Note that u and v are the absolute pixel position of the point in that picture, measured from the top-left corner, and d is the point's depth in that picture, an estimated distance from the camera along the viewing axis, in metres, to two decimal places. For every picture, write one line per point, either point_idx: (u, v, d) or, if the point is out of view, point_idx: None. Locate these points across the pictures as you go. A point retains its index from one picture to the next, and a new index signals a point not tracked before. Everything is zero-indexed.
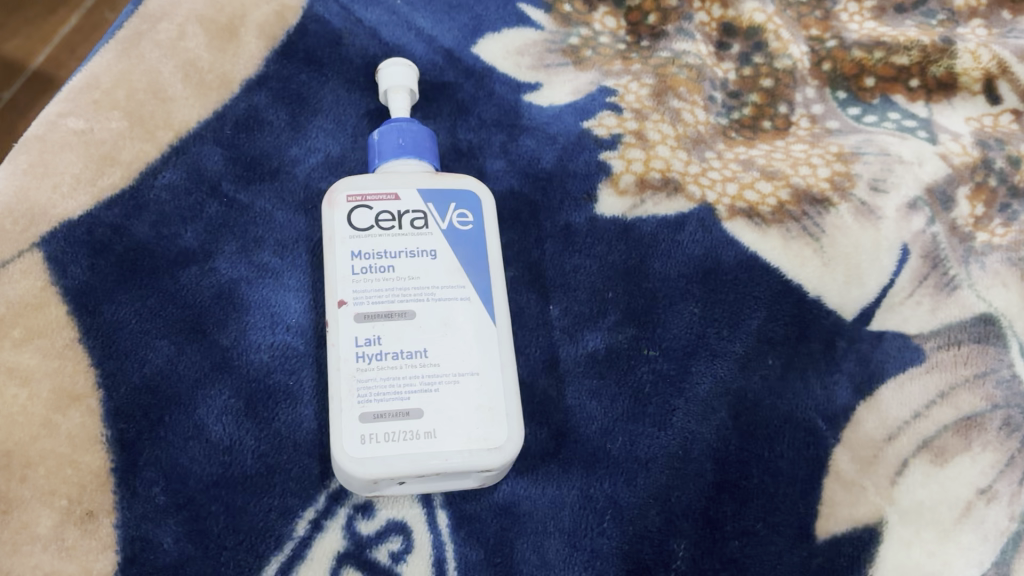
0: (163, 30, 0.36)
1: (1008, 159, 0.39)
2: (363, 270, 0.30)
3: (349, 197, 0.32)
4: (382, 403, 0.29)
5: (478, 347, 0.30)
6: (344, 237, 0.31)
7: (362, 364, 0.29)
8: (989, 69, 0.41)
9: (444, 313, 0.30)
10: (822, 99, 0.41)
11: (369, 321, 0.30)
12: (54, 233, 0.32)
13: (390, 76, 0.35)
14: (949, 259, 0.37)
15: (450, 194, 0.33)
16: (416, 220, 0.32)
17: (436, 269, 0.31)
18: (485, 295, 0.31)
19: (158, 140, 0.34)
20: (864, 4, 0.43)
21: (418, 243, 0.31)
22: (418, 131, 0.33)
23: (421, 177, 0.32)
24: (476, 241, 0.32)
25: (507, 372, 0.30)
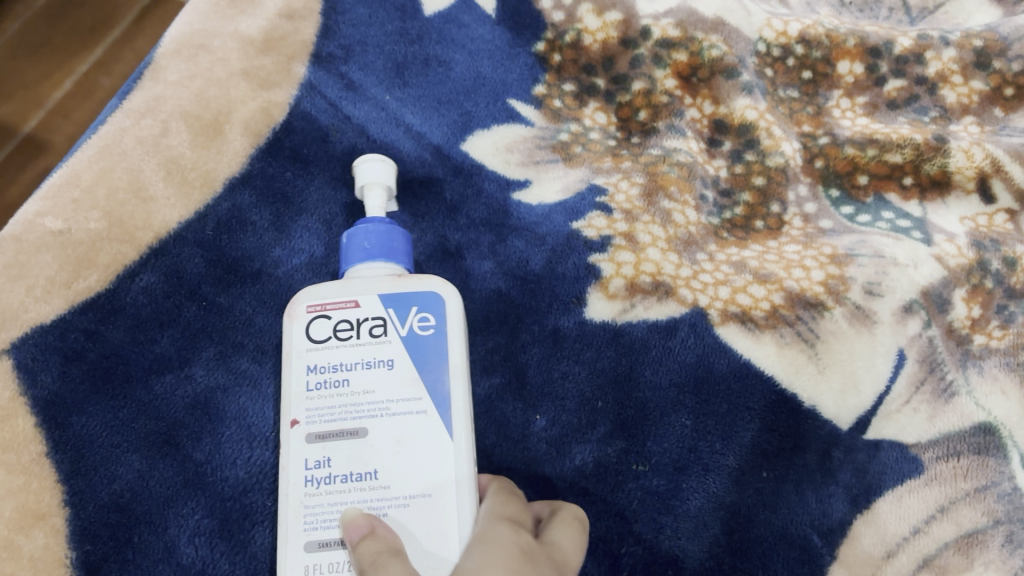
0: (146, 127, 0.36)
1: (1004, 261, 0.39)
2: (316, 386, 0.28)
3: (309, 307, 0.30)
4: (327, 532, 0.27)
5: (433, 469, 0.27)
6: (301, 351, 0.29)
7: (310, 489, 0.27)
8: (983, 168, 0.41)
9: (397, 430, 0.28)
10: (815, 197, 0.40)
11: (320, 442, 0.28)
12: (25, 339, 0.31)
13: (370, 170, 0.34)
14: (946, 363, 0.36)
15: (413, 294, 0.30)
16: (375, 328, 0.29)
17: (390, 380, 0.28)
18: (443, 407, 0.28)
19: (137, 241, 0.34)
20: (857, 100, 0.42)
21: (374, 351, 0.29)
22: (387, 232, 0.31)
23: (383, 282, 0.30)
24: (438, 344, 0.29)
25: (465, 494, 0.27)
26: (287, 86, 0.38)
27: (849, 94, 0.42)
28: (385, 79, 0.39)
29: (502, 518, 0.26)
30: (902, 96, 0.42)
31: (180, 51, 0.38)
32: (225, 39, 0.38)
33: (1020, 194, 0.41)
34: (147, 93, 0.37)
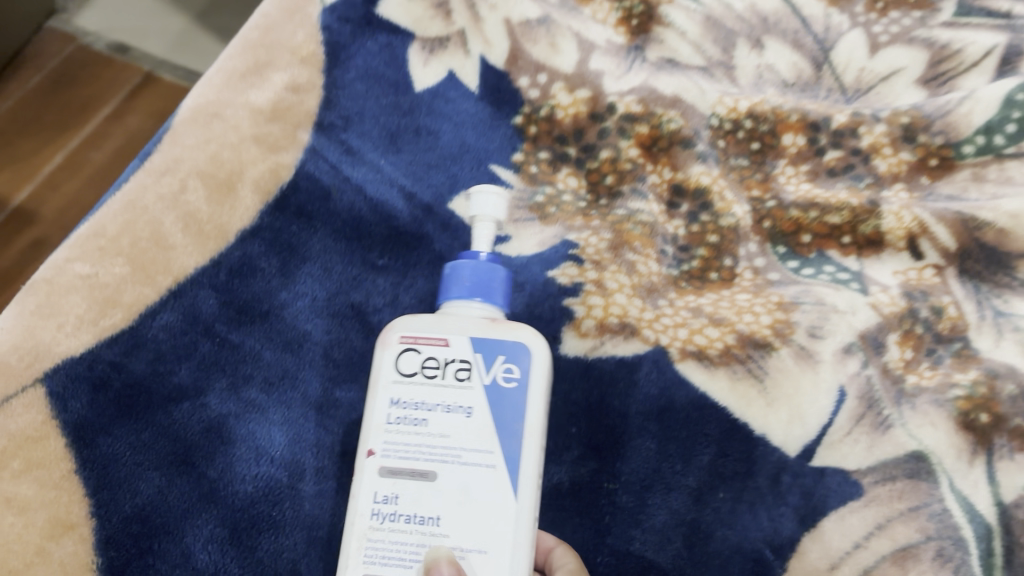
0: (166, 185, 0.40)
1: (932, 309, 0.43)
2: (397, 420, 0.31)
3: (403, 338, 0.33)
4: (384, 568, 0.30)
5: (494, 527, 0.30)
6: (388, 381, 0.32)
7: (376, 523, 0.31)
8: (911, 229, 0.45)
9: (466, 481, 0.31)
10: (764, 253, 0.45)
11: (392, 477, 0.31)
12: (57, 369, 0.34)
13: (481, 203, 0.36)
14: (882, 399, 0.40)
15: (500, 342, 0.32)
16: (460, 372, 0.32)
17: (469, 429, 0.31)
18: (512, 464, 0.31)
19: (157, 284, 0.37)
20: (800, 167, 0.47)
21: (457, 396, 0.31)
22: (488, 272, 0.34)
23: (476, 326, 0.33)
24: (517, 399, 0.32)
25: (518, 555, 0.30)
26: (294, 150, 0.42)
27: (793, 162, 0.47)
28: (381, 145, 0.44)
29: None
30: (840, 165, 0.47)
31: (196, 118, 0.42)
32: (236, 108, 0.43)
33: (945, 252, 0.44)
34: (166, 155, 0.41)
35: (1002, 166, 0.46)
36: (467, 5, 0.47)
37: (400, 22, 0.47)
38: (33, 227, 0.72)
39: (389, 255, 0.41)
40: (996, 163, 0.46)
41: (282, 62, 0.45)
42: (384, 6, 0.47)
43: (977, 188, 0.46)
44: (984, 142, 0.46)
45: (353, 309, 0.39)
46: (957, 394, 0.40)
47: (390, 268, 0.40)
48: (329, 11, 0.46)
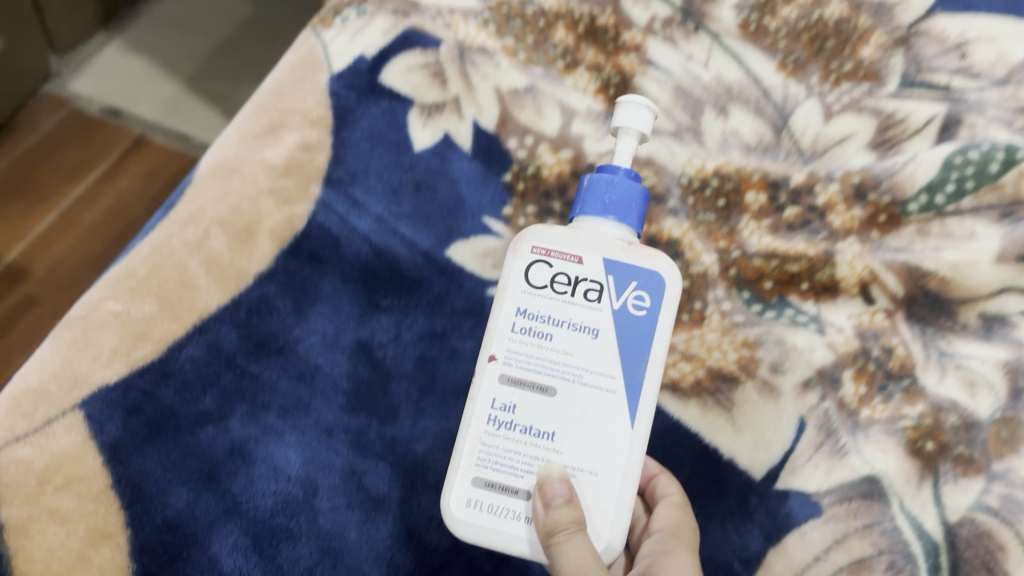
0: (190, 232, 0.44)
1: (883, 349, 0.47)
2: (522, 330, 0.36)
3: (535, 248, 0.37)
4: (495, 473, 0.36)
5: (606, 449, 0.35)
6: (517, 291, 0.37)
7: (492, 428, 0.36)
8: (863, 277, 0.49)
9: (587, 401, 0.36)
10: (730, 297, 0.50)
11: (512, 386, 0.36)
12: (93, 395, 0.38)
13: (626, 116, 0.38)
14: (839, 429, 0.45)
15: (633, 269, 0.36)
16: (591, 293, 0.36)
17: (593, 352, 0.36)
18: (630, 393, 0.36)
19: (183, 320, 0.41)
20: (762, 222, 0.51)
21: (586, 318, 0.36)
22: (628, 192, 0.36)
23: (612, 248, 0.36)
24: (643, 326, 0.36)
25: (626, 476, 0.35)
26: (306, 202, 0.47)
27: (756, 216, 0.51)
28: (384, 199, 0.48)
29: (683, 510, 0.42)
30: (798, 220, 0.51)
31: (217, 174, 0.47)
32: (253, 164, 0.47)
33: (894, 297, 0.49)
34: (190, 206, 0.45)
35: (943, 223, 0.49)
36: (461, 74, 0.52)
37: (400, 90, 0.52)
38: (25, 283, 0.82)
39: (391, 296, 0.44)
40: (938, 219, 0.49)
41: (294, 124, 0.49)
42: (387, 74, 0.52)
43: (922, 241, 0.49)
44: (927, 200, 0.50)
45: (360, 344, 0.43)
46: (906, 424, 0.45)
47: (392, 308, 0.44)
48: (335, 78, 0.51)
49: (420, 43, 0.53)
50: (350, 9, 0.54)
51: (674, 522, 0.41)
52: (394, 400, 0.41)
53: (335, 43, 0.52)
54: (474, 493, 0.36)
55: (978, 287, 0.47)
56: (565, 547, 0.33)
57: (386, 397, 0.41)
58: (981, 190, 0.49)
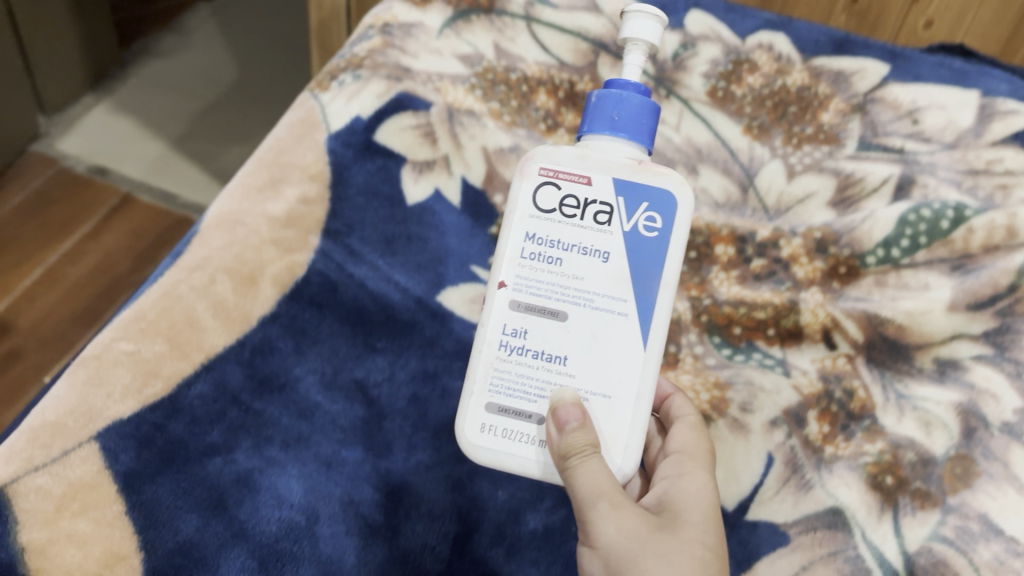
0: (197, 278, 0.47)
1: (845, 391, 0.50)
2: (532, 256, 0.39)
3: (543, 171, 0.39)
4: (509, 397, 0.39)
5: (618, 372, 0.38)
6: (525, 216, 0.39)
7: (504, 354, 0.39)
8: (825, 323, 0.53)
9: (599, 325, 0.38)
10: (702, 342, 0.53)
11: (523, 312, 0.39)
12: (107, 429, 0.40)
13: (632, 30, 0.39)
14: (805, 464, 0.47)
15: (644, 190, 0.38)
16: (600, 216, 0.38)
17: (603, 276, 0.38)
18: (641, 315, 0.38)
19: (192, 359, 0.44)
20: (731, 272, 0.55)
21: (597, 243, 0.38)
22: (636, 108, 0.37)
23: (622, 167, 0.38)
24: (653, 247, 0.38)
25: (638, 399, 0.38)
26: (306, 251, 0.50)
27: (725, 267, 0.55)
28: (379, 249, 0.51)
29: (699, 433, 0.42)
30: (764, 271, 0.55)
31: (222, 224, 0.50)
32: (256, 216, 0.50)
33: (855, 342, 0.52)
34: (197, 255, 0.48)
35: (899, 274, 0.54)
36: (450, 134, 0.56)
37: (394, 148, 0.55)
38: None
39: (386, 338, 0.48)
40: (894, 271, 0.54)
41: (294, 179, 0.53)
42: (381, 134, 0.56)
43: (879, 291, 0.54)
44: (884, 254, 0.54)
45: (357, 384, 0.45)
46: (867, 460, 0.47)
47: (386, 349, 0.47)
48: (333, 137, 0.55)
49: (412, 106, 0.57)
50: (346, 74, 0.59)
51: (690, 443, 0.41)
52: (390, 435, 0.44)
53: (333, 104, 0.57)
54: (490, 418, 0.39)
55: (932, 332, 0.52)
56: (579, 471, 0.35)
57: (381, 432, 0.44)
58: (933, 245, 0.54)
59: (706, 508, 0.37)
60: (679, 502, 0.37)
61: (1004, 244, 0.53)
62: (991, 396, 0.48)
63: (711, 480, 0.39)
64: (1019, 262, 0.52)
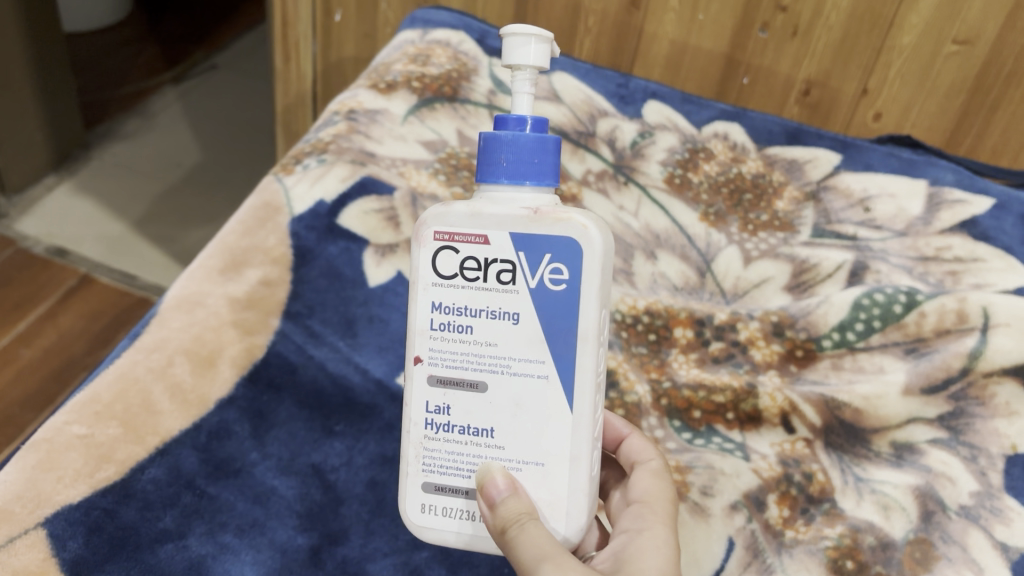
0: (155, 359, 0.47)
1: (804, 474, 0.49)
2: (441, 327, 0.36)
3: (437, 232, 0.35)
4: (443, 476, 0.37)
5: (547, 439, 0.35)
6: (428, 283, 0.36)
7: (431, 432, 0.37)
8: (783, 407, 0.52)
9: (520, 392, 0.35)
10: (663, 425, 0.52)
11: (441, 385, 0.36)
12: (56, 514, 0.39)
13: (518, 55, 0.34)
14: (766, 550, 0.45)
15: (545, 240, 0.34)
16: (504, 275, 0.35)
17: (517, 339, 0.35)
18: (563, 376, 0.35)
19: (146, 443, 0.43)
20: (690, 355, 0.56)
21: (504, 305, 0.35)
22: (524, 151, 0.34)
23: (516, 221, 0.34)
24: (565, 301, 0.35)
25: (572, 465, 0.35)
26: (266, 333, 0.50)
27: (683, 351, 0.56)
28: (340, 331, 0.52)
29: (663, 481, 0.40)
30: (723, 354, 0.56)
31: (181, 306, 0.50)
32: (216, 298, 0.50)
33: (813, 426, 0.52)
34: (156, 336, 0.48)
35: (855, 358, 0.55)
36: (414, 218, 0.57)
37: (357, 231, 0.56)
38: None
39: (344, 423, 0.47)
40: (850, 354, 0.55)
41: (256, 261, 0.53)
42: (344, 217, 0.56)
43: (836, 373, 0.55)
44: (839, 337, 0.56)
45: (314, 468, 0.45)
46: (827, 544, 0.45)
47: (344, 433, 0.47)
48: (296, 220, 0.55)
49: (376, 190, 0.58)
50: (311, 158, 0.60)
51: (652, 492, 0.39)
52: (346, 520, 0.43)
53: (297, 187, 0.57)
54: (427, 498, 0.37)
55: (888, 416, 0.52)
56: (520, 539, 0.33)
57: (337, 518, 0.43)
58: (887, 328, 0.55)
59: (666, 565, 0.34)
60: (635, 562, 0.34)
61: (955, 328, 0.54)
62: (948, 479, 0.49)
63: (673, 538, 0.36)
64: (970, 345, 0.53)
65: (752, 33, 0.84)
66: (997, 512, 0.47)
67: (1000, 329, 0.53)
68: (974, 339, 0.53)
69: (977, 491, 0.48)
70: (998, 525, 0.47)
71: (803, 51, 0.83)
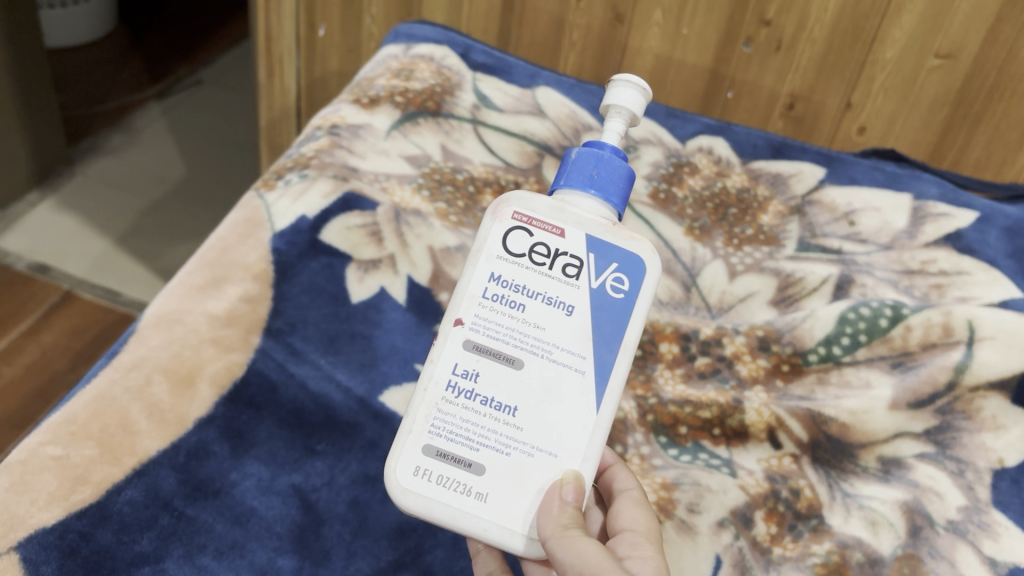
0: (132, 378, 0.46)
1: (791, 490, 0.49)
2: (492, 298, 0.38)
3: (517, 213, 0.38)
4: (448, 444, 0.37)
5: (565, 433, 0.38)
6: (491, 256, 0.38)
7: (450, 396, 0.37)
8: (770, 421, 0.52)
9: (554, 379, 0.38)
10: (648, 442, 0.51)
11: (476, 352, 0.38)
12: (30, 538, 0.38)
13: (618, 99, 0.40)
14: (753, 567, 0.45)
15: (616, 250, 0.38)
16: (570, 268, 0.38)
17: (565, 328, 0.38)
18: (599, 376, 0.38)
19: (123, 463, 0.42)
20: (676, 370, 0.55)
21: (563, 294, 0.38)
22: (615, 170, 0.39)
23: (596, 225, 0.38)
24: (619, 308, 0.38)
25: (584, 464, 0.37)
26: (245, 351, 0.49)
27: (669, 366, 0.55)
28: (321, 348, 0.51)
29: (646, 510, 0.40)
30: (709, 369, 0.55)
31: (160, 324, 0.49)
32: (195, 315, 0.50)
33: (800, 441, 0.51)
34: (134, 355, 0.47)
35: (841, 372, 0.54)
36: (396, 234, 0.57)
37: (339, 248, 0.55)
38: None
39: (326, 441, 0.46)
40: (836, 369, 0.55)
41: (236, 278, 0.52)
42: (326, 233, 0.56)
43: (822, 389, 0.54)
44: (825, 352, 0.55)
45: (295, 488, 0.44)
46: (815, 561, 0.45)
47: (326, 452, 0.46)
48: (277, 236, 0.55)
49: (358, 206, 0.57)
50: (293, 174, 0.59)
51: (641, 522, 0.39)
52: (327, 542, 0.42)
53: (278, 203, 0.57)
54: (424, 461, 0.37)
55: (875, 431, 0.51)
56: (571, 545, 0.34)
57: (319, 539, 0.42)
58: (872, 342, 0.55)
59: None
60: None
61: (941, 342, 0.54)
62: (935, 494, 0.48)
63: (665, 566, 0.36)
64: (956, 359, 0.53)
65: (736, 48, 0.84)
66: (985, 527, 0.47)
67: (985, 342, 0.53)
68: (960, 353, 0.53)
69: (965, 506, 0.48)
70: (985, 540, 0.46)
71: (787, 65, 0.84)
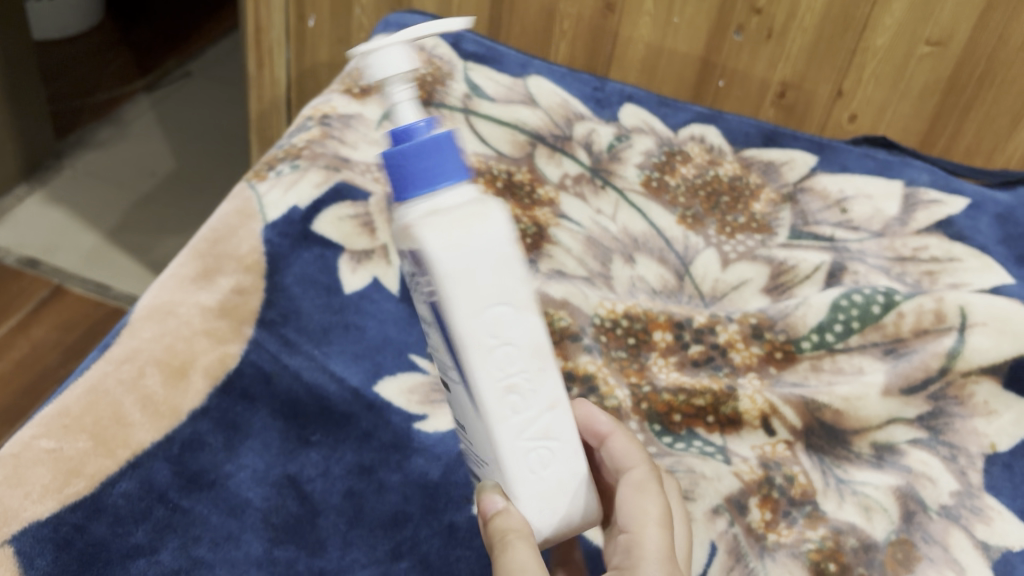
0: (125, 370, 0.46)
1: (785, 477, 0.49)
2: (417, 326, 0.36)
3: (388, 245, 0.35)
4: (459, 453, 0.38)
5: (480, 439, 0.34)
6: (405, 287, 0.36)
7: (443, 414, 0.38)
8: (764, 409, 0.52)
9: (450, 395, 0.35)
10: (643, 429, 0.50)
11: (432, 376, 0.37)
12: (24, 531, 0.38)
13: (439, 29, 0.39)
14: (748, 553, 0.45)
15: (416, 258, 0.32)
16: (415, 288, 0.34)
17: (437, 345, 0.34)
18: (461, 386, 0.33)
19: (116, 456, 0.42)
20: (669, 358, 0.54)
21: (422, 313, 0.34)
22: (393, 165, 0.31)
23: (402, 239, 0.33)
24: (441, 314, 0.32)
25: (501, 468, 0.34)
26: (239, 342, 0.49)
27: (663, 354, 0.55)
28: (315, 338, 0.51)
29: (648, 495, 0.37)
30: (702, 356, 0.55)
31: (152, 315, 0.49)
32: (188, 307, 0.50)
33: (794, 428, 0.51)
34: (126, 347, 0.47)
35: (834, 359, 0.55)
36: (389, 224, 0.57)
37: (332, 237, 0.56)
38: None
39: (321, 432, 0.46)
40: (829, 355, 0.55)
41: (229, 269, 0.52)
42: (318, 223, 0.56)
43: (816, 375, 0.54)
44: (818, 339, 0.55)
45: (289, 479, 0.44)
46: (809, 547, 0.45)
47: (321, 443, 0.46)
48: (270, 226, 0.55)
49: (351, 196, 0.58)
50: (284, 164, 0.59)
51: (642, 515, 0.36)
52: (323, 533, 0.42)
53: (270, 194, 0.57)
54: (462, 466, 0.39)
55: (869, 417, 0.52)
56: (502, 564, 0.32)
57: (314, 530, 0.42)
58: (865, 329, 0.55)
59: None
60: None
61: (933, 327, 0.55)
62: (928, 479, 0.48)
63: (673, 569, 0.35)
64: (948, 345, 0.53)
65: (727, 36, 0.84)
66: (978, 511, 0.47)
67: (977, 328, 0.54)
68: (952, 339, 0.54)
69: (957, 491, 0.48)
70: (979, 524, 0.47)
71: (778, 54, 0.83)
